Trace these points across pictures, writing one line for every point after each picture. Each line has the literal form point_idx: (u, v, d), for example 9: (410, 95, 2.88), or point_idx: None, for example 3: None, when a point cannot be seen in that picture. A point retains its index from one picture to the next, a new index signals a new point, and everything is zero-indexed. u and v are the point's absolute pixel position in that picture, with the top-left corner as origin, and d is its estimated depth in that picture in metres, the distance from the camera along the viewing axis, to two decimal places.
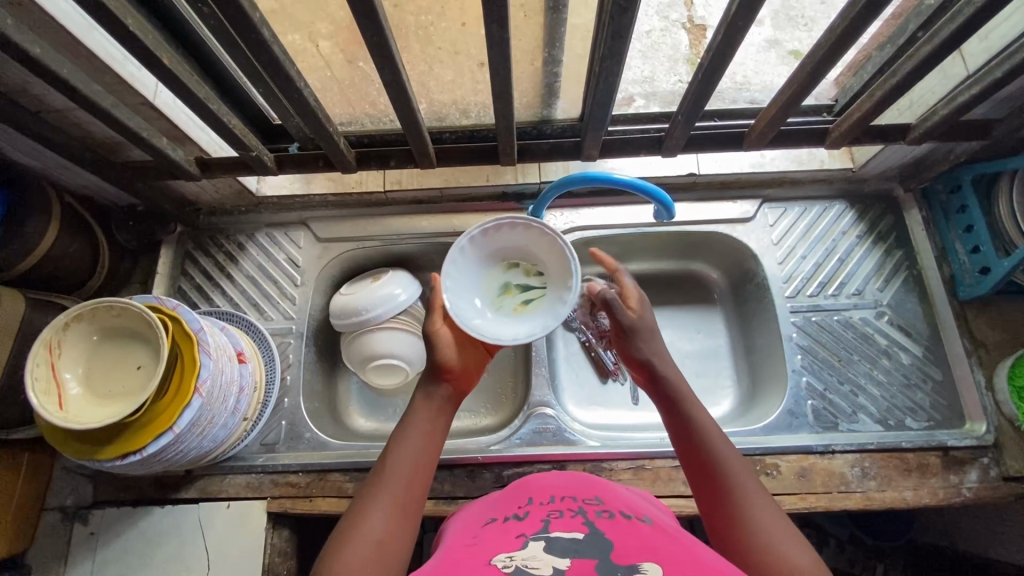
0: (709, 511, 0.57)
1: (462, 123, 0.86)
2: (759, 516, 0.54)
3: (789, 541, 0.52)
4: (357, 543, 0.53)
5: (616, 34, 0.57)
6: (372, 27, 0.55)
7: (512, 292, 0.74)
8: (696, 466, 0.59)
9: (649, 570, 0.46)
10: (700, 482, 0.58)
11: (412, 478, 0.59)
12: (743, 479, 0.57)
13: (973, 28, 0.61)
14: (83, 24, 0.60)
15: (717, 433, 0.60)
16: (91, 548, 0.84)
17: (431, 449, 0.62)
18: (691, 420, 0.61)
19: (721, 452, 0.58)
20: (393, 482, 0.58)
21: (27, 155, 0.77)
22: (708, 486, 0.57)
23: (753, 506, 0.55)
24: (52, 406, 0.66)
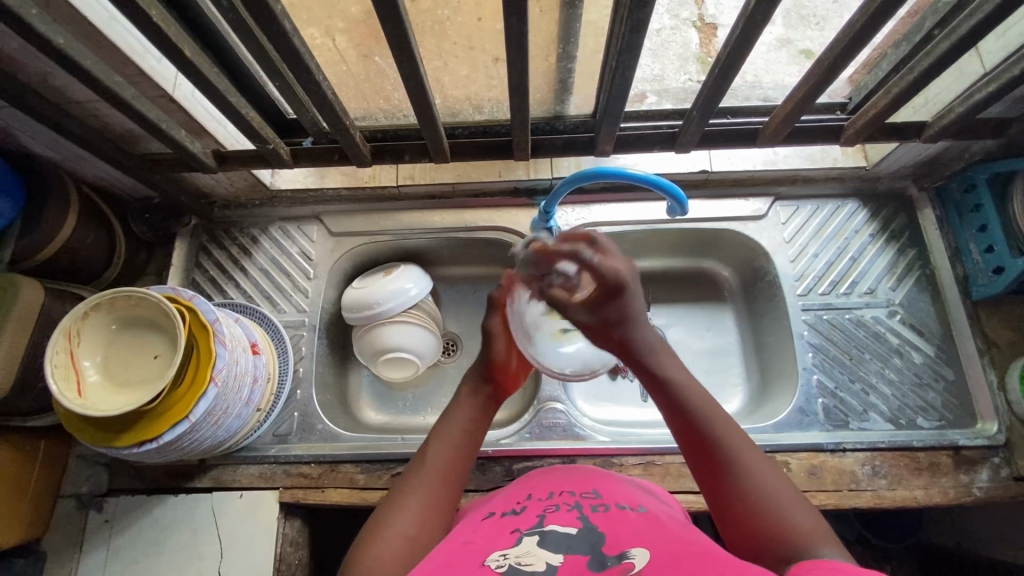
0: (701, 477, 0.58)
1: (475, 119, 0.86)
2: (754, 478, 0.55)
3: (789, 502, 0.53)
4: (389, 534, 0.55)
5: (634, 28, 0.58)
6: (392, 20, 0.55)
7: (553, 315, 0.74)
8: (683, 433, 0.60)
9: (637, 556, 0.47)
10: (689, 449, 0.59)
11: (450, 475, 0.61)
12: (736, 445, 0.57)
13: (992, 25, 0.60)
14: (106, 16, 0.61)
15: (703, 399, 0.61)
16: (106, 535, 0.85)
17: (468, 443, 0.65)
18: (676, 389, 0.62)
19: (711, 417, 0.59)
20: (431, 478, 0.60)
21: (47, 146, 0.78)
22: (699, 452, 0.58)
23: (749, 471, 0.56)
24: (71, 393, 0.67)
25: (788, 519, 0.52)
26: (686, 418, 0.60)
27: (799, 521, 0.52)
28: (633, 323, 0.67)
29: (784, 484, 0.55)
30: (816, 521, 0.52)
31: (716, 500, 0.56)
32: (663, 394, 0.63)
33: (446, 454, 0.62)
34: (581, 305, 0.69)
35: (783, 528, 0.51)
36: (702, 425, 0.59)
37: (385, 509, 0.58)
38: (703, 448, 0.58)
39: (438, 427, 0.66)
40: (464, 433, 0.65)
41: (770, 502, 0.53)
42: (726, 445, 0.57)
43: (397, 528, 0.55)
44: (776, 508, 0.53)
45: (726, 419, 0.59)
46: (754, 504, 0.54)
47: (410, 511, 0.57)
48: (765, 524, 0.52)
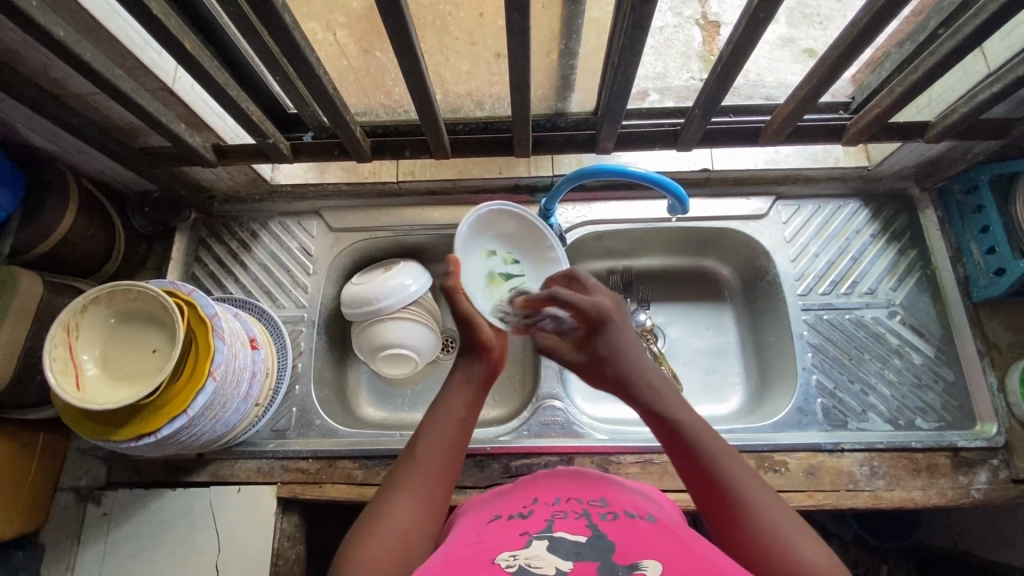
0: (714, 521, 0.56)
1: (477, 115, 0.88)
2: (767, 519, 0.53)
3: (802, 540, 0.52)
4: (381, 534, 0.54)
5: (637, 25, 0.57)
6: (393, 14, 0.55)
7: (498, 281, 0.76)
8: (691, 476, 0.58)
9: (649, 569, 0.47)
10: (698, 492, 0.57)
11: (438, 470, 0.60)
12: (749, 487, 0.55)
13: (997, 24, 0.60)
14: (106, 8, 0.61)
15: (710, 436, 0.58)
16: (104, 528, 0.85)
17: (460, 435, 0.63)
18: (682, 426, 0.59)
19: (718, 456, 0.57)
20: (422, 470, 0.59)
21: (46, 139, 0.78)
22: (709, 494, 0.56)
23: (763, 512, 0.54)
24: (69, 386, 0.67)
25: (806, 562, 0.50)
26: (692, 458, 0.58)
27: (816, 562, 0.50)
28: (620, 355, 0.65)
29: (796, 522, 0.54)
30: (828, 557, 0.51)
31: (730, 544, 0.54)
32: (668, 436, 0.60)
33: (434, 446, 0.61)
34: (571, 346, 0.70)
35: (801, 572, 0.50)
36: (711, 465, 0.57)
37: (374, 509, 0.57)
38: (712, 489, 0.56)
39: (429, 416, 0.64)
40: (457, 422, 0.63)
41: (784, 543, 0.51)
42: (737, 487, 0.55)
43: (388, 526, 0.55)
44: (793, 551, 0.51)
45: (731, 456, 0.57)
46: (770, 547, 0.52)
47: (401, 508, 0.56)
48: (782, 569, 0.51)
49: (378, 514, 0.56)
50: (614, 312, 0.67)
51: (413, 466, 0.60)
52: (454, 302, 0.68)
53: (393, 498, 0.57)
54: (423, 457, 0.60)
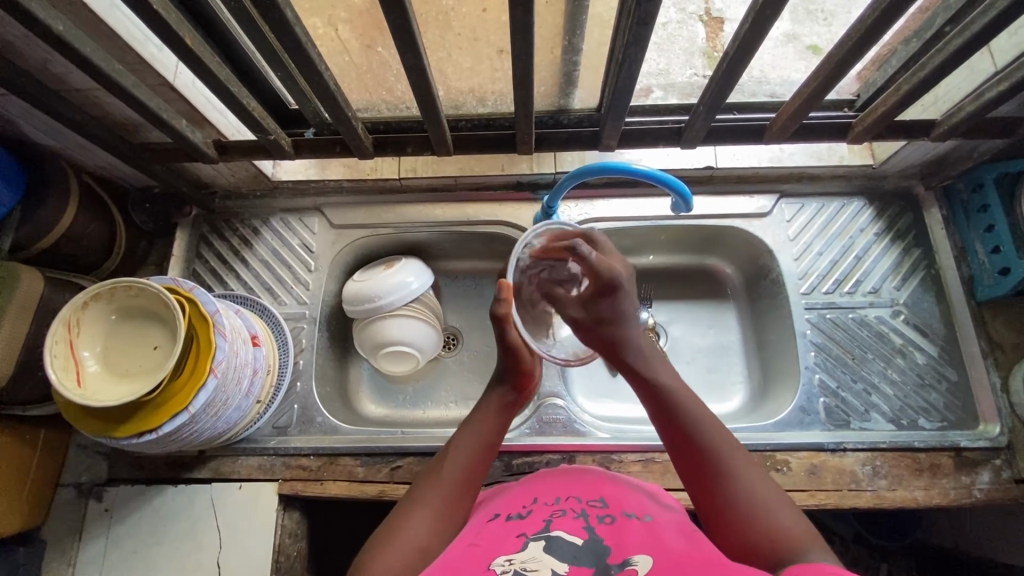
0: (690, 481, 0.59)
1: (479, 111, 0.87)
2: (741, 481, 0.56)
3: (773, 502, 0.55)
4: (403, 544, 0.54)
5: (642, 21, 0.57)
6: (395, 9, 0.54)
7: (526, 296, 0.78)
8: (672, 435, 0.61)
9: (640, 564, 0.49)
10: (680, 453, 0.60)
11: (466, 489, 0.61)
12: (725, 451, 0.58)
13: (1005, 22, 0.60)
14: (106, 3, 0.60)
15: (693, 402, 0.62)
16: (105, 524, 0.85)
17: (489, 458, 0.64)
18: (668, 392, 0.63)
19: (699, 420, 0.60)
20: (449, 487, 0.60)
21: (46, 135, 0.77)
22: (687, 457, 0.59)
23: (737, 472, 0.57)
24: (70, 383, 0.67)
25: (776, 523, 0.53)
26: (675, 419, 0.61)
27: (786, 524, 0.53)
28: (623, 321, 0.68)
29: (772, 488, 0.56)
30: (800, 521, 0.53)
31: (705, 503, 0.57)
32: (654, 399, 0.63)
33: (464, 465, 0.62)
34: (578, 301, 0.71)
35: (770, 530, 0.52)
36: (691, 429, 0.60)
37: (395, 520, 0.58)
38: (691, 452, 0.59)
39: (459, 436, 0.65)
40: (484, 444, 0.64)
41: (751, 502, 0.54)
42: (714, 449, 0.58)
43: (410, 538, 0.55)
44: (764, 512, 0.54)
45: (712, 422, 0.60)
46: (743, 507, 0.54)
47: (422, 522, 0.57)
48: (751, 527, 0.53)
49: (399, 527, 0.56)
50: (625, 276, 0.69)
51: (440, 482, 0.61)
52: (503, 329, 0.69)
53: (412, 513, 0.58)
54: (451, 474, 0.61)
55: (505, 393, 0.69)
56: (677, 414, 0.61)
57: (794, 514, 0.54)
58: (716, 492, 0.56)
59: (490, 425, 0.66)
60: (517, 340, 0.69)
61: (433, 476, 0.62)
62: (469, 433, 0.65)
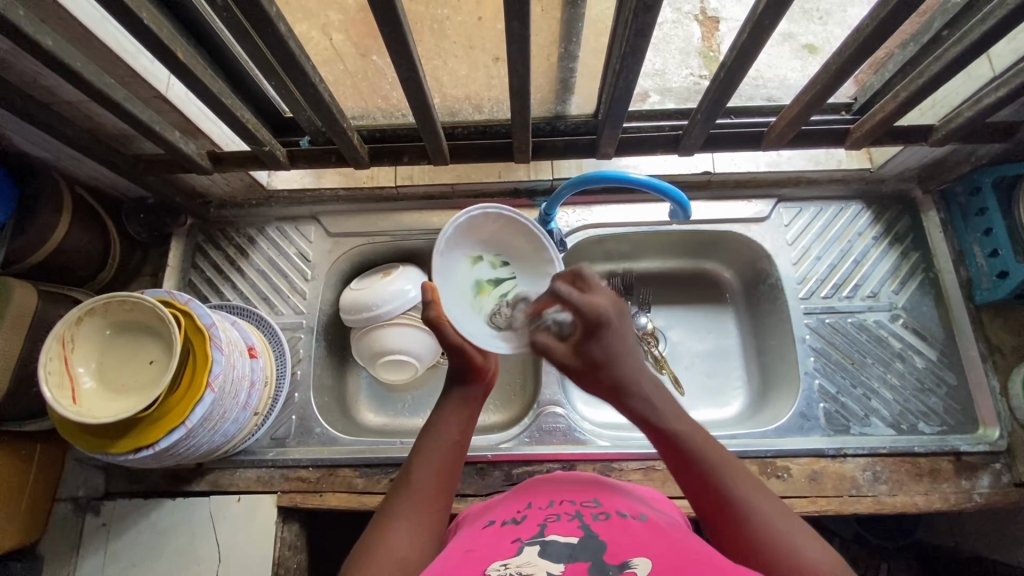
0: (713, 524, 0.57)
1: (475, 118, 0.84)
2: (766, 518, 0.54)
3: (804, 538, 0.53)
4: (382, 557, 0.54)
5: (638, 32, 0.56)
6: (390, 21, 0.54)
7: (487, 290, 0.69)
8: (691, 483, 0.58)
9: (639, 566, 0.47)
10: (700, 501, 0.58)
11: (437, 490, 0.60)
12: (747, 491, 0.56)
13: (1004, 31, 0.59)
14: (95, 15, 0.60)
15: (706, 443, 0.59)
16: (104, 539, 0.85)
17: (457, 456, 0.64)
18: (681, 439, 0.60)
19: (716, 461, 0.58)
20: (420, 492, 0.60)
21: (37, 146, 0.76)
22: (709, 502, 0.57)
23: (761, 507, 0.55)
24: (65, 400, 0.66)
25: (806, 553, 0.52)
26: (692, 466, 0.58)
27: (815, 553, 0.52)
28: (616, 361, 0.62)
29: (788, 516, 0.55)
30: (831, 553, 0.52)
31: (733, 546, 0.55)
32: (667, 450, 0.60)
33: (434, 470, 0.61)
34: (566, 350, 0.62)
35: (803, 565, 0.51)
36: (710, 472, 0.57)
37: (371, 534, 0.57)
38: (712, 496, 0.57)
39: (420, 445, 0.64)
40: (450, 442, 0.64)
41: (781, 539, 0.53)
42: (734, 489, 0.56)
43: (389, 550, 0.54)
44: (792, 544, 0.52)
45: (727, 462, 0.58)
46: (774, 542, 0.53)
47: (399, 535, 0.56)
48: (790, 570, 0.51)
49: (373, 545, 0.55)
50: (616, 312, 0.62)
51: (409, 494, 0.60)
52: (438, 330, 0.67)
53: (387, 528, 0.57)
54: (417, 484, 0.60)
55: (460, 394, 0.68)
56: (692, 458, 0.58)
57: (819, 542, 0.53)
58: (741, 535, 0.54)
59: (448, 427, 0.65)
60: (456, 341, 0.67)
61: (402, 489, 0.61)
62: (432, 437, 0.64)
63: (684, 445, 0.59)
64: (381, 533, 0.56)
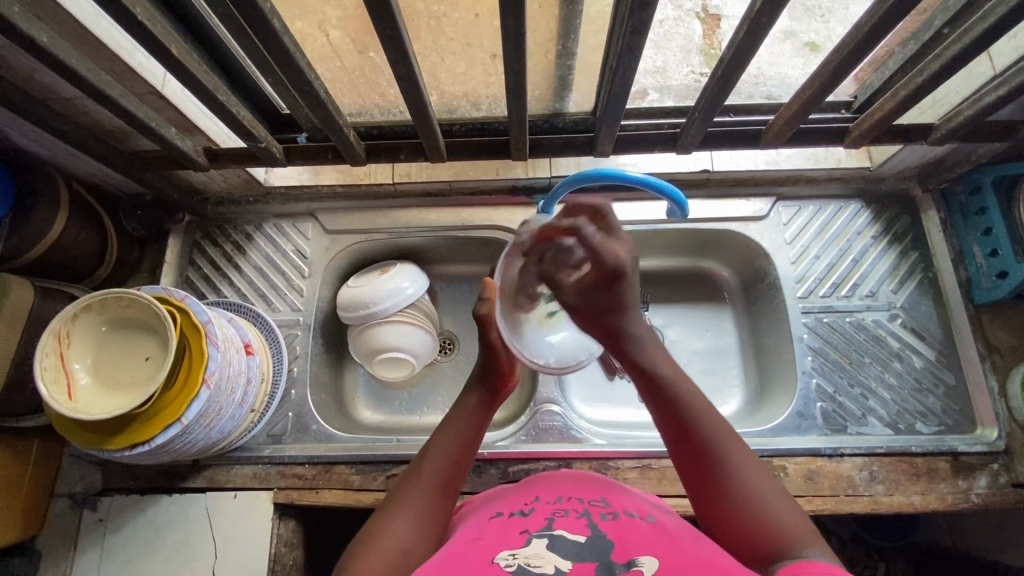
0: (689, 471, 0.59)
1: (473, 115, 0.85)
2: (742, 477, 0.56)
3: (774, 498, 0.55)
4: (385, 543, 0.54)
5: (635, 29, 0.56)
6: (385, 19, 0.54)
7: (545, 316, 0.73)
8: (671, 429, 0.60)
9: (646, 566, 0.48)
10: (678, 448, 0.60)
11: (446, 485, 0.60)
12: (730, 444, 0.58)
13: (1003, 30, 0.59)
14: (91, 12, 0.59)
15: (694, 397, 0.60)
16: (100, 534, 0.85)
17: (468, 453, 0.63)
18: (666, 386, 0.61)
19: (701, 416, 0.59)
20: (428, 484, 0.60)
21: (34, 143, 0.76)
22: (688, 451, 0.59)
23: (740, 466, 0.57)
24: (61, 396, 0.66)
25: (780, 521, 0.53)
26: (675, 415, 0.60)
27: (789, 520, 0.53)
28: (625, 309, 0.63)
29: (764, 477, 0.57)
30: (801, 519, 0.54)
31: (704, 495, 0.57)
32: (653, 393, 0.61)
33: (442, 463, 0.61)
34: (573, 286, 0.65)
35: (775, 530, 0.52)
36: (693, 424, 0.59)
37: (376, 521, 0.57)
38: (691, 447, 0.58)
39: (435, 438, 0.64)
40: (462, 441, 0.64)
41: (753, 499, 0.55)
42: (715, 444, 0.58)
43: (392, 539, 0.55)
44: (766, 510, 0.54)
45: (713, 417, 0.59)
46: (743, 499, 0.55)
47: (403, 525, 0.56)
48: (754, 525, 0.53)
49: (378, 530, 0.56)
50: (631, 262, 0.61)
51: (418, 485, 0.60)
52: (484, 330, 0.70)
53: (391, 517, 0.57)
54: (428, 476, 0.60)
55: (482, 391, 0.68)
56: (675, 408, 0.60)
57: (794, 510, 0.54)
58: (714, 485, 0.57)
59: (464, 422, 0.65)
60: (499, 340, 0.69)
61: (410, 478, 0.61)
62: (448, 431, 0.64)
63: (670, 395, 0.60)
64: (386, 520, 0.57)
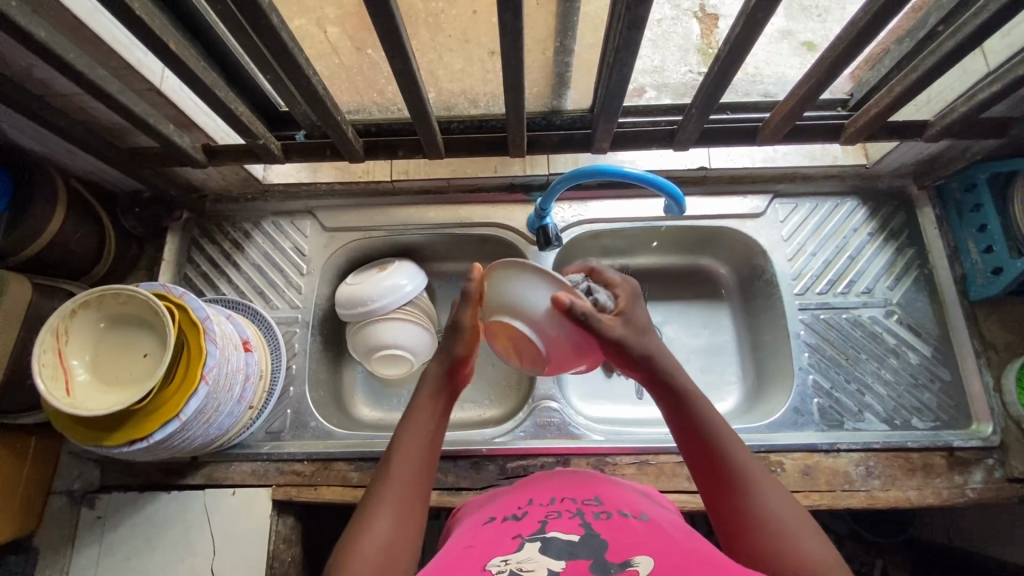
0: (714, 499, 0.57)
1: (471, 112, 0.87)
2: (765, 504, 0.54)
3: (806, 531, 0.52)
4: (368, 548, 0.53)
5: (632, 25, 0.56)
6: (382, 15, 0.54)
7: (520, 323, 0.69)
8: (698, 460, 0.59)
9: (641, 565, 0.47)
10: (704, 476, 0.59)
11: (417, 482, 0.60)
12: (758, 477, 0.56)
13: (996, 26, 0.59)
14: (88, 8, 0.60)
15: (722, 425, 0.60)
16: (98, 531, 0.85)
17: (433, 446, 0.63)
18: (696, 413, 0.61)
19: (728, 443, 0.59)
20: (398, 484, 0.59)
21: (31, 139, 0.76)
22: (713, 479, 0.58)
23: (769, 500, 0.55)
24: (59, 393, 0.66)
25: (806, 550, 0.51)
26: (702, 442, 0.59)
27: (813, 550, 0.50)
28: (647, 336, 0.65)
29: (797, 514, 0.54)
30: (829, 550, 0.51)
31: (730, 523, 0.55)
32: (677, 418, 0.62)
33: (410, 460, 0.60)
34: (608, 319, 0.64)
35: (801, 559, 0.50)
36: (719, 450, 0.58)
37: (354, 525, 0.56)
38: (717, 474, 0.57)
39: (399, 431, 0.63)
40: (427, 432, 0.63)
41: (781, 531, 0.52)
42: (742, 472, 0.57)
43: (373, 544, 0.53)
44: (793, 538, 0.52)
45: (744, 452, 0.58)
46: (769, 532, 0.53)
47: (382, 528, 0.55)
48: (781, 556, 0.51)
49: (357, 534, 0.54)
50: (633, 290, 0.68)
51: (392, 485, 0.58)
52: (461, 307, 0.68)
53: (365, 522, 0.55)
54: (400, 478, 0.59)
55: (441, 376, 0.66)
56: (703, 434, 0.59)
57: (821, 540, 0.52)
58: (739, 516, 0.55)
59: (428, 412, 0.64)
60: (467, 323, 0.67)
61: (381, 481, 0.59)
62: (413, 428, 0.63)
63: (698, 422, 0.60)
64: (365, 524, 0.55)
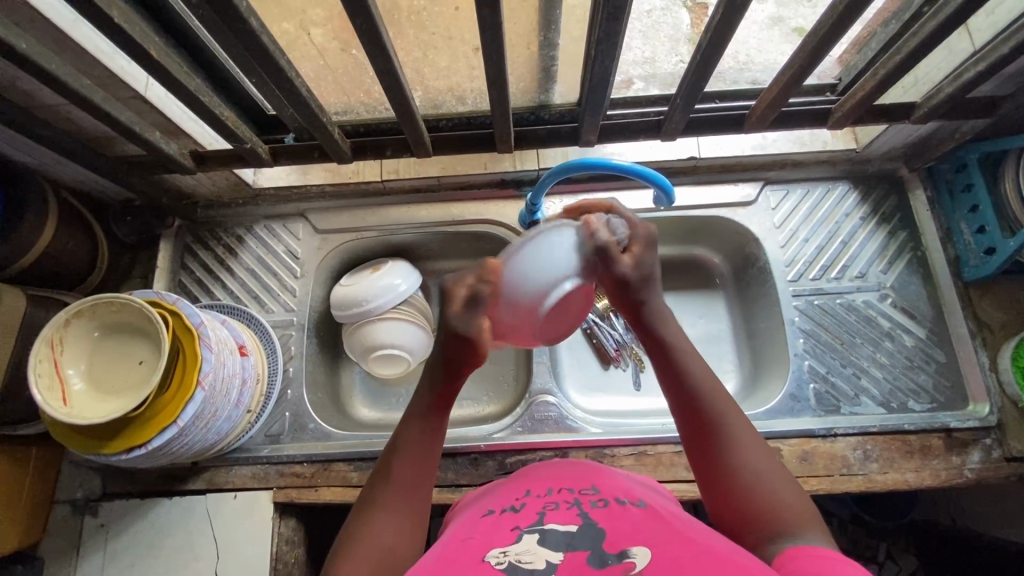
0: (696, 451, 0.58)
1: (459, 109, 0.85)
2: (748, 461, 0.56)
3: (784, 488, 0.55)
4: (366, 549, 0.55)
5: (611, 16, 0.56)
6: (361, 14, 0.54)
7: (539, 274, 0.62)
8: (679, 404, 0.60)
9: (638, 557, 0.47)
10: (685, 422, 0.60)
11: (414, 482, 0.59)
12: (738, 435, 0.58)
13: (977, 6, 0.59)
14: (69, 18, 0.60)
15: (700, 371, 0.61)
16: (101, 540, 0.85)
17: (430, 449, 0.60)
18: (683, 363, 0.61)
19: (711, 397, 0.59)
20: (397, 488, 0.58)
21: (20, 151, 0.77)
22: (696, 430, 0.59)
23: (749, 458, 0.56)
24: (56, 403, 0.67)
25: (779, 500, 0.54)
26: (687, 391, 0.59)
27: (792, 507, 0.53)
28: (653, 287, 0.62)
29: (777, 472, 0.56)
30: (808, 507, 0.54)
31: (716, 482, 0.56)
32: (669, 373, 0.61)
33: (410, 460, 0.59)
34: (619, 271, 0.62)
35: (766, 508, 0.53)
36: (705, 408, 0.58)
37: (357, 521, 0.58)
38: (700, 423, 0.58)
39: (399, 431, 0.61)
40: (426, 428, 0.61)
41: (762, 487, 0.54)
42: (720, 424, 0.58)
43: (374, 542, 0.55)
44: (768, 492, 0.54)
45: (728, 408, 0.59)
46: (753, 491, 0.54)
47: (383, 525, 0.56)
48: (764, 509, 0.53)
49: (359, 530, 0.56)
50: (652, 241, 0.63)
51: (388, 488, 0.58)
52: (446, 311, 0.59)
53: (368, 520, 0.57)
54: (399, 474, 0.59)
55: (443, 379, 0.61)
56: (693, 392, 0.59)
57: (796, 494, 0.55)
58: (724, 472, 0.56)
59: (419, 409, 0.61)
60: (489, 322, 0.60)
61: (383, 476, 0.59)
62: (411, 427, 0.61)
63: (677, 365, 0.61)
64: (366, 521, 0.57)
